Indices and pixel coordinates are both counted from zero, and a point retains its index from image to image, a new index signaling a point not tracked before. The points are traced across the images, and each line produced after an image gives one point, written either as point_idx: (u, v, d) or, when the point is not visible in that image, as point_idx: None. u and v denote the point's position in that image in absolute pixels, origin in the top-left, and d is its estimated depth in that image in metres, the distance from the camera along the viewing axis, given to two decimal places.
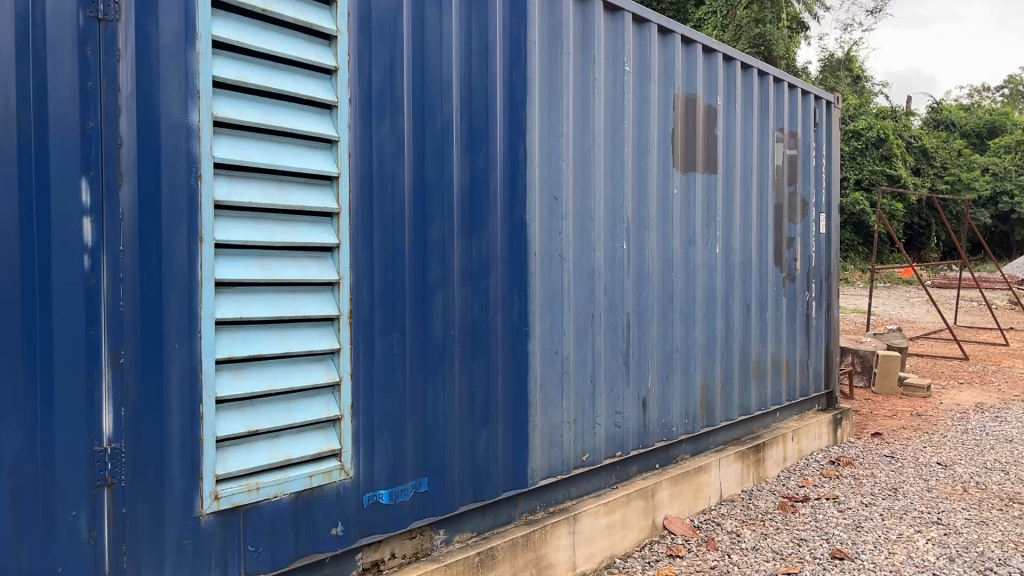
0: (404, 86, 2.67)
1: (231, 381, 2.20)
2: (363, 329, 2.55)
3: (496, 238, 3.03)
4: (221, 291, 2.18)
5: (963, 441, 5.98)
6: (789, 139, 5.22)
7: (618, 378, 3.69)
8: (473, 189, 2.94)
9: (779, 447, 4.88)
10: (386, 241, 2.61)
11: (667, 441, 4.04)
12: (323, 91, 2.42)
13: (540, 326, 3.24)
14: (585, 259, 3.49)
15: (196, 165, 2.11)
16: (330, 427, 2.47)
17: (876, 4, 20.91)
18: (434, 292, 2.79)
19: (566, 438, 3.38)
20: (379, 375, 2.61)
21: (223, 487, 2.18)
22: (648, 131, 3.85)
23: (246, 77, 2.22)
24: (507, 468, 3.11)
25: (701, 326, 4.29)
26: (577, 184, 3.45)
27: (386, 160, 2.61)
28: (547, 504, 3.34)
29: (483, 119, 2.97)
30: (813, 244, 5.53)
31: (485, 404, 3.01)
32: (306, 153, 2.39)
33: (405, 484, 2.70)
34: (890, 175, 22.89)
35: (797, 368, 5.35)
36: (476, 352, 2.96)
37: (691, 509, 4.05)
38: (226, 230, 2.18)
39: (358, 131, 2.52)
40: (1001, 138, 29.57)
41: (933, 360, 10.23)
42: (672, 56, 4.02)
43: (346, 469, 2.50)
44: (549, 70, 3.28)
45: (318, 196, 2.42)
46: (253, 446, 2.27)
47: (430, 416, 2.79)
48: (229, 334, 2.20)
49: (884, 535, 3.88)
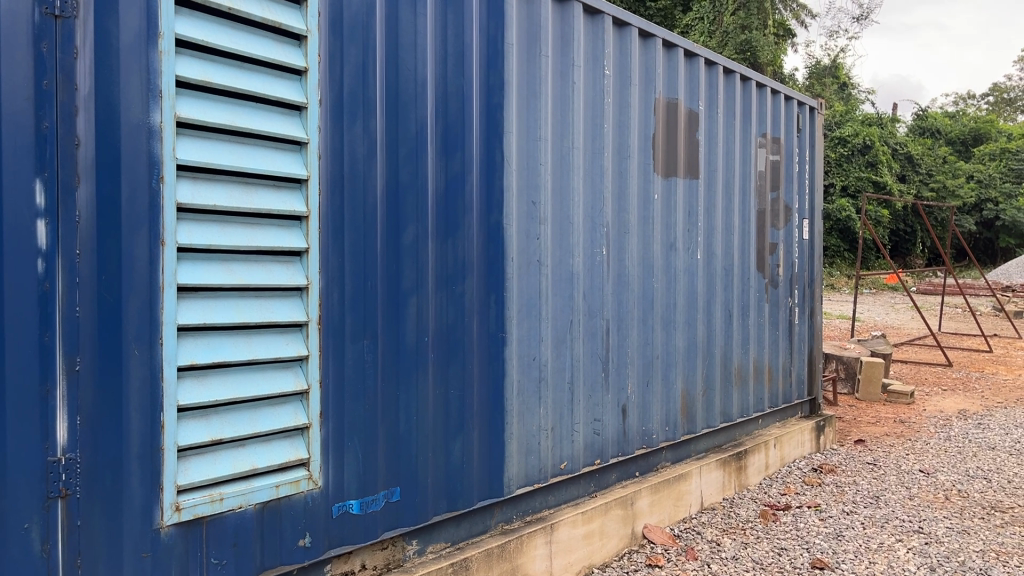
0: (377, 87, 2.62)
1: (194, 388, 2.14)
2: (333, 335, 2.49)
3: (472, 243, 2.99)
4: (184, 296, 2.12)
5: (946, 448, 5.97)
6: (772, 145, 5.19)
7: (597, 385, 3.65)
8: (448, 193, 2.89)
9: (760, 454, 4.85)
10: (357, 245, 2.56)
11: (647, 449, 3.99)
12: (292, 92, 2.37)
13: (517, 332, 3.19)
14: (564, 264, 3.45)
15: (158, 167, 2.05)
16: (299, 436, 2.41)
17: (862, 11, 21.00)
18: (407, 298, 2.73)
19: (544, 446, 3.33)
20: (349, 382, 2.55)
21: (185, 497, 2.12)
22: (628, 135, 3.81)
23: (210, 76, 2.16)
24: (483, 476, 3.06)
25: (682, 332, 4.25)
26: (556, 189, 3.40)
27: (358, 163, 2.56)
28: (523, 513, 3.29)
29: (458, 121, 2.93)
30: (796, 250, 5.50)
31: (460, 412, 2.95)
32: (273, 155, 2.34)
33: (376, 494, 2.65)
34: (876, 182, 22.98)
35: (779, 375, 5.32)
36: (451, 358, 2.91)
37: (671, 518, 4.01)
38: (189, 233, 2.12)
39: (329, 133, 2.47)
40: (985, 146, 29.79)
41: (918, 367, 10.25)
42: (653, 60, 3.98)
43: (314, 478, 2.44)
44: (527, 72, 3.23)
45: (286, 199, 2.36)
46: (217, 455, 2.20)
47: (403, 424, 2.74)
48: (192, 341, 2.14)
49: (865, 544, 3.84)
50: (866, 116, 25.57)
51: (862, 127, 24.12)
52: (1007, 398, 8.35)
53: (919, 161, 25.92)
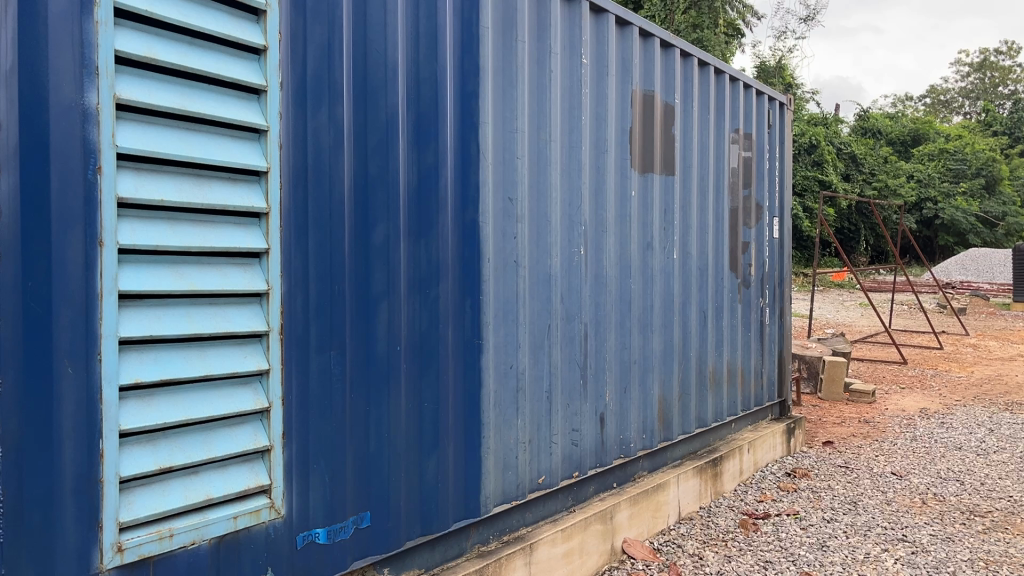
0: (344, 69, 2.36)
1: (139, 411, 1.86)
2: (297, 345, 2.23)
3: (448, 242, 2.75)
4: (126, 303, 1.85)
5: (914, 449, 5.90)
6: (744, 141, 5.04)
7: (575, 392, 3.44)
8: (420, 188, 2.64)
9: (735, 459, 4.69)
10: (323, 244, 2.30)
11: (624, 458, 3.80)
12: (250, 74, 2.11)
13: (493, 338, 2.96)
14: (541, 266, 3.23)
15: (95, 156, 1.77)
16: (259, 460, 2.15)
17: (810, 13, 21.20)
18: (378, 303, 2.48)
19: (522, 460, 3.11)
20: (314, 399, 2.29)
21: (129, 536, 1.84)
22: (606, 128, 3.60)
23: (155, 52, 1.89)
24: (458, 495, 2.83)
25: (658, 335, 4.07)
26: (533, 185, 3.18)
27: (323, 153, 2.30)
28: (500, 533, 3.05)
29: (431, 109, 2.68)
30: (767, 249, 5.36)
31: (434, 427, 2.71)
32: (228, 144, 2.07)
33: (345, 520, 2.39)
34: (823, 181, 23.26)
35: (751, 376, 5.18)
36: (424, 369, 2.67)
37: (650, 530, 3.82)
38: (131, 232, 1.85)
39: (290, 120, 2.21)
40: (926, 146, 30.45)
41: (874, 365, 10.30)
42: (630, 50, 3.78)
43: (276, 507, 2.18)
44: (503, 59, 3.00)
45: (243, 194, 2.10)
46: (166, 485, 1.93)
47: (374, 442, 2.49)
48: (136, 355, 1.86)
49: (851, 555, 3.71)
50: (813, 116, 25.92)
51: (809, 127, 24.44)
52: (963, 395, 8.37)
53: (863, 160, 26.34)
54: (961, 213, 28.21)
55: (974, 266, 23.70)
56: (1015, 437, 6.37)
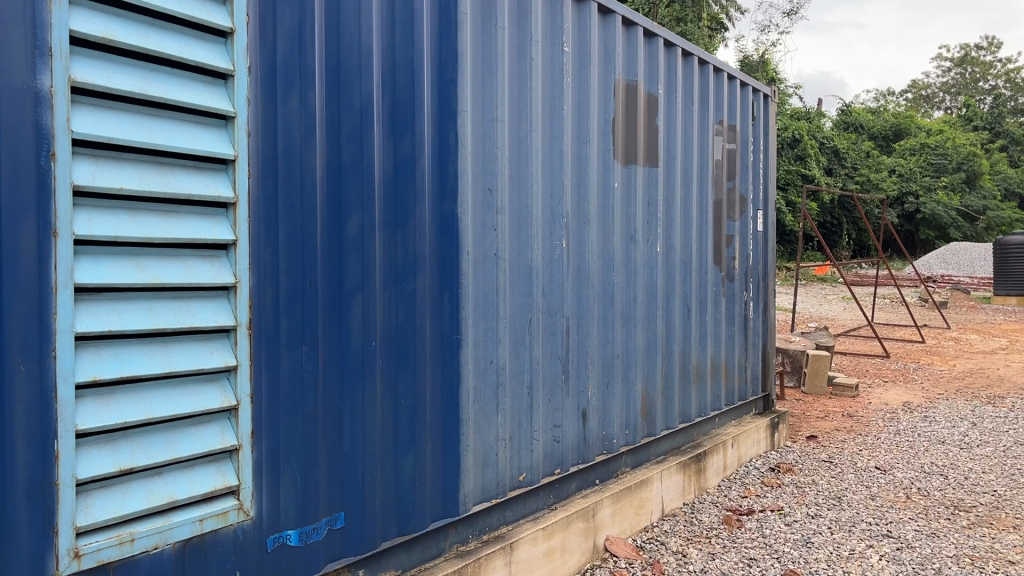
0: (316, 53, 2.27)
1: (97, 410, 1.77)
2: (266, 340, 2.15)
3: (425, 234, 2.67)
4: (83, 297, 1.76)
5: (898, 443, 5.88)
6: (728, 133, 4.99)
7: (557, 388, 3.37)
8: (396, 178, 2.56)
9: (718, 455, 4.64)
10: (294, 235, 2.21)
11: (607, 454, 3.74)
12: (216, 57, 2.02)
13: (472, 333, 2.89)
14: (522, 258, 3.15)
15: (48, 141, 1.68)
16: (226, 460, 2.07)
17: (792, 6, 21.20)
18: (352, 297, 2.40)
19: (502, 457, 3.04)
20: (285, 397, 2.21)
21: (86, 541, 1.76)
22: (588, 118, 3.53)
23: (113, 33, 1.80)
24: (436, 494, 2.75)
25: (641, 329, 4.01)
26: (514, 176, 3.11)
27: (294, 140, 2.21)
28: (479, 532, 2.98)
29: (408, 97, 2.60)
30: (750, 242, 5.31)
31: (411, 424, 2.64)
32: (193, 131, 1.99)
33: (318, 522, 2.31)
34: (806, 175, 23.30)
35: (735, 371, 5.13)
36: (401, 364, 2.59)
37: (633, 528, 3.76)
38: (88, 222, 1.75)
39: (259, 107, 2.12)
40: (907, 140, 30.60)
41: (857, 358, 10.31)
42: (613, 39, 3.71)
43: (245, 508, 2.09)
44: (482, 46, 2.92)
45: (208, 183, 2.01)
46: (127, 487, 1.85)
47: (348, 440, 2.41)
48: (95, 352, 1.78)
49: (836, 551, 3.66)
50: (795, 110, 25.99)
51: (792, 121, 24.48)
52: (946, 389, 8.38)
53: (846, 154, 26.43)
54: (942, 207, 28.38)
55: (955, 260, 23.84)
56: (998, 431, 6.37)
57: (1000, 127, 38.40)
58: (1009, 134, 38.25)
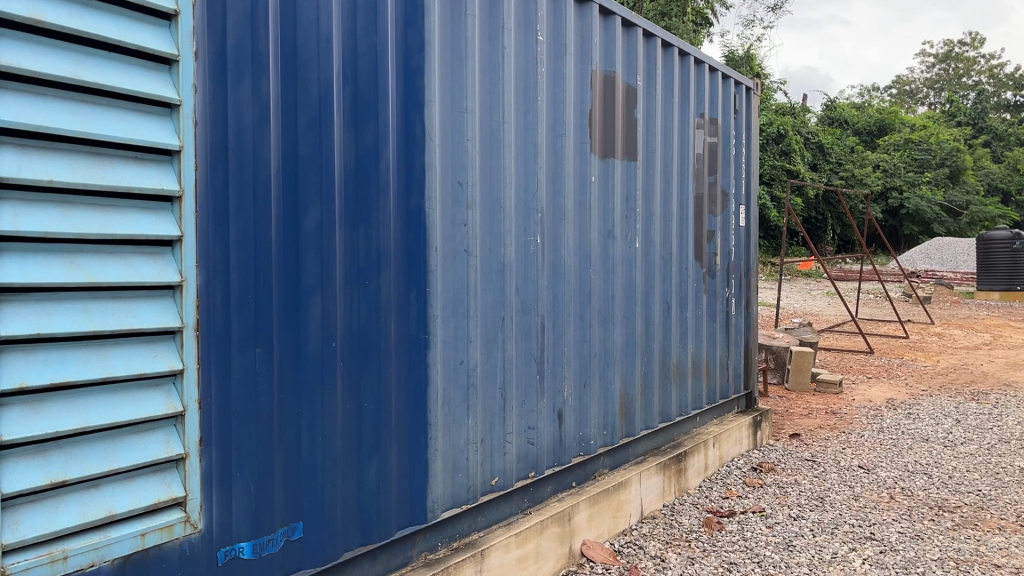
0: (270, 38, 2.14)
1: (25, 419, 1.65)
2: (215, 342, 2.03)
3: (390, 230, 2.55)
4: (9, 299, 1.63)
5: (881, 441, 5.81)
6: (709, 126, 4.89)
7: (531, 389, 3.27)
8: (358, 171, 2.44)
9: (699, 455, 4.54)
10: (246, 231, 2.09)
11: (584, 456, 3.63)
12: (158, 41, 1.89)
13: (441, 333, 2.78)
14: (494, 255, 3.04)
15: None
16: (172, 470, 1.95)
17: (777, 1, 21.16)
18: (310, 296, 2.28)
19: (473, 461, 2.93)
20: (237, 401, 2.09)
21: (13, 560, 1.63)
22: (564, 110, 3.42)
23: (42, 13, 1.67)
24: (402, 501, 2.64)
25: (620, 326, 3.91)
26: (485, 169, 2.99)
27: (245, 131, 2.08)
28: (449, 539, 2.87)
29: (371, 86, 2.48)
30: (732, 238, 5.21)
31: (375, 428, 2.52)
32: (133, 119, 1.86)
33: (273, 533, 2.20)
34: (791, 170, 23.30)
35: (717, 369, 5.03)
36: (364, 366, 2.47)
37: (610, 531, 3.66)
38: (13, 217, 1.63)
39: (207, 95, 1.99)
40: (892, 136, 30.66)
41: (841, 355, 10.26)
42: (590, 28, 3.60)
43: (193, 521, 1.97)
44: (451, 33, 2.80)
45: (151, 175, 1.88)
46: (60, 501, 1.72)
47: (306, 446, 2.29)
48: (22, 357, 1.65)
49: (818, 555, 3.58)
50: (780, 106, 26.00)
51: (776, 117, 24.47)
52: (929, 385, 8.34)
53: (830, 149, 26.45)
54: (925, 203, 28.47)
55: (938, 255, 23.89)
56: (981, 428, 6.32)
57: (983, 123, 38.56)
58: (992, 130, 38.43)
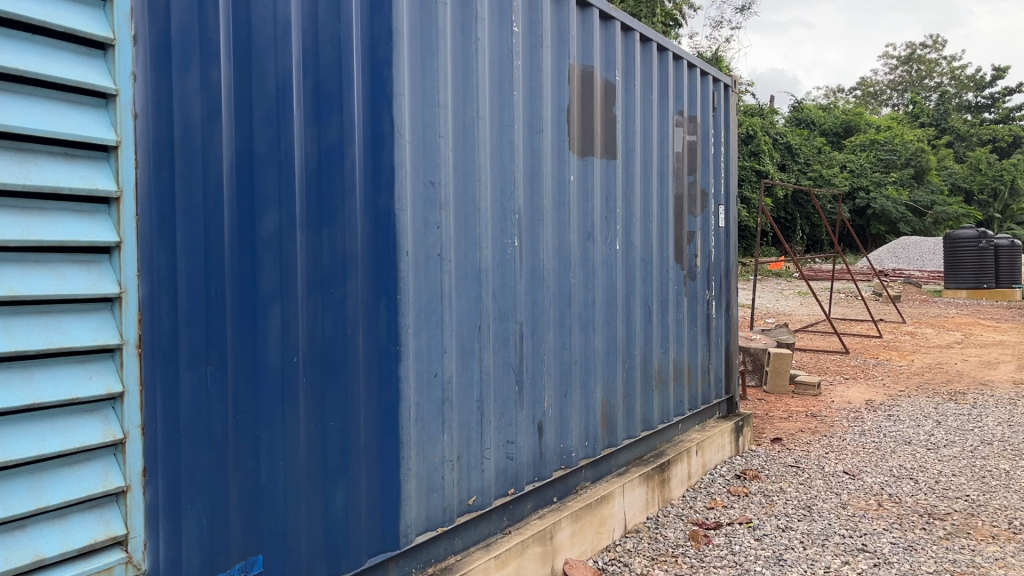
0: (221, 23, 1.94)
1: None
2: (161, 361, 1.82)
3: (357, 233, 2.35)
4: None
5: (864, 445, 5.69)
6: (688, 124, 4.73)
7: (509, 400, 3.08)
8: (321, 169, 2.23)
9: (682, 464, 4.38)
10: (195, 236, 1.88)
11: (564, 470, 3.45)
12: (91, 24, 1.68)
13: (413, 343, 2.58)
14: (469, 259, 2.85)
15: None
16: (111, 505, 1.73)
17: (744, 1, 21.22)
18: (268, 307, 2.07)
19: (449, 480, 2.73)
20: (187, 425, 1.87)
21: None
22: (540, 106, 3.23)
23: None
24: (374, 527, 2.44)
25: (600, 333, 3.73)
26: (458, 167, 2.80)
27: (193, 125, 1.87)
28: (424, 565, 2.67)
29: (335, 78, 2.27)
30: (712, 239, 5.06)
31: (342, 450, 2.32)
32: (62, 111, 1.66)
33: (229, 569, 1.99)
34: (760, 171, 23.35)
35: (698, 374, 4.88)
36: (329, 382, 2.27)
37: (594, 548, 3.48)
38: None
39: (149, 85, 1.78)
40: (859, 136, 30.91)
41: (817, 355, 10.19)
42: (567, 20, 3.42)
43: (136, 561, 1.76)
44: (420, 22, 2.61)
45: (82, 174, 1.68)
46: None
47: (265, 471, 2.08)
48: None
49: (810, 569, 3.43)
50: (748, 107, 26.13)
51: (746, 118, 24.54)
52: (906, 385, 8.27)
53: (799, 150, 26.58)
54: (893, 203, 28.69)
55: (906, 254, 24.06)
56: (962, 429, 6.23)
57: (947, 123, 39.04)
58: (956, 130, 38.94)
